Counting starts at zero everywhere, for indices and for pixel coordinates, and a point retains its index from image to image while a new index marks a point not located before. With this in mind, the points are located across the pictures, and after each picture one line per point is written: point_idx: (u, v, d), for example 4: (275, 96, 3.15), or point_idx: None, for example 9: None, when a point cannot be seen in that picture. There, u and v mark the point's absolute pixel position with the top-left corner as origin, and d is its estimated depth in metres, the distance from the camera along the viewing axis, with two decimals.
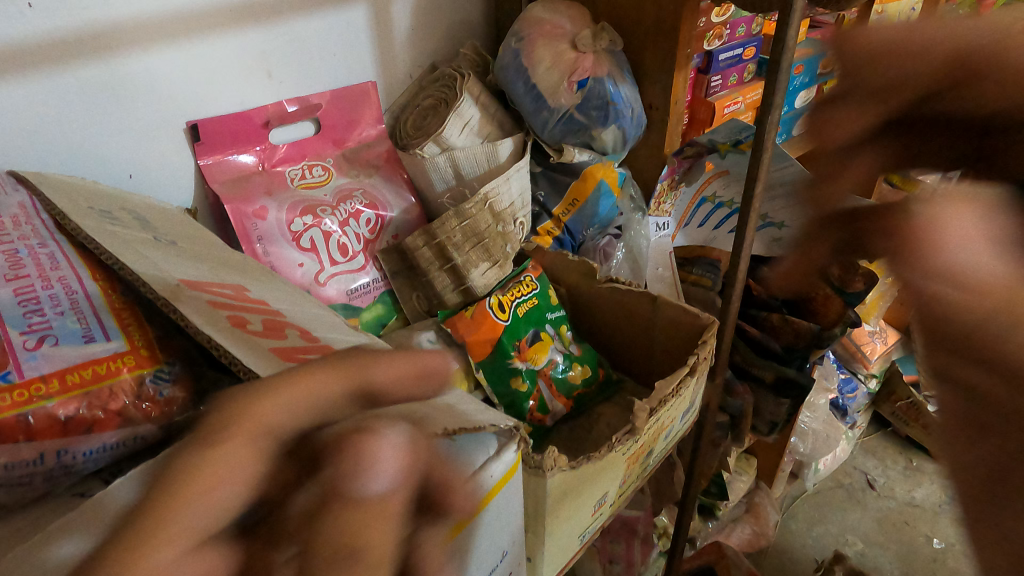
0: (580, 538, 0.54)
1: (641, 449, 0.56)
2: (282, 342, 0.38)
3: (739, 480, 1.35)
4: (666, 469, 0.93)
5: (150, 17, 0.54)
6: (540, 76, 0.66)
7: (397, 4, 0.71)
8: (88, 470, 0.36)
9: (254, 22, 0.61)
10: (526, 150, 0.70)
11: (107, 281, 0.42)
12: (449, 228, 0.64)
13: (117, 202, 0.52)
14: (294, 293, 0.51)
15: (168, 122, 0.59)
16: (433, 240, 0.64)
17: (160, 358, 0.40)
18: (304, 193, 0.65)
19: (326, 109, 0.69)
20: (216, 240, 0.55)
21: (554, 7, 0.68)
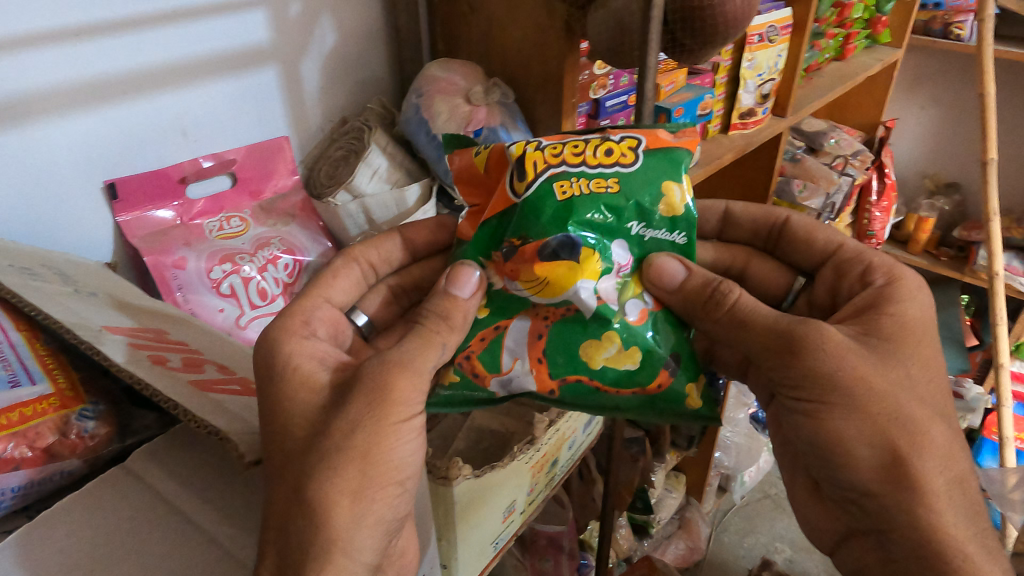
0: (494, 544, 0.61)
1: (545, 458, 0.63)
2: (200, 375, 0.43)
3: (668, 497, 1.47)
4: (590, 486, 1.00)
5: (60, 89, 0.58)
6: (439, 128, 0.73)
7: (305, 65, 0.76)
8: (13, 507, 0.40)
9: (168, 87, 0.65)
10: (433, 194, 0.75)
11: (30, 329, 0.45)
12: None
13: (37, 259, 0.55)
14: (212, 336, 0.55)
15: (86, 181, 0.62)
16: None
17: (83, 397, 0.44)
18: (223, 243, 0.70)
19: (242, 163, 0.73)
20: (135, 292, 0.58)
21: (450, 66, 0.75)
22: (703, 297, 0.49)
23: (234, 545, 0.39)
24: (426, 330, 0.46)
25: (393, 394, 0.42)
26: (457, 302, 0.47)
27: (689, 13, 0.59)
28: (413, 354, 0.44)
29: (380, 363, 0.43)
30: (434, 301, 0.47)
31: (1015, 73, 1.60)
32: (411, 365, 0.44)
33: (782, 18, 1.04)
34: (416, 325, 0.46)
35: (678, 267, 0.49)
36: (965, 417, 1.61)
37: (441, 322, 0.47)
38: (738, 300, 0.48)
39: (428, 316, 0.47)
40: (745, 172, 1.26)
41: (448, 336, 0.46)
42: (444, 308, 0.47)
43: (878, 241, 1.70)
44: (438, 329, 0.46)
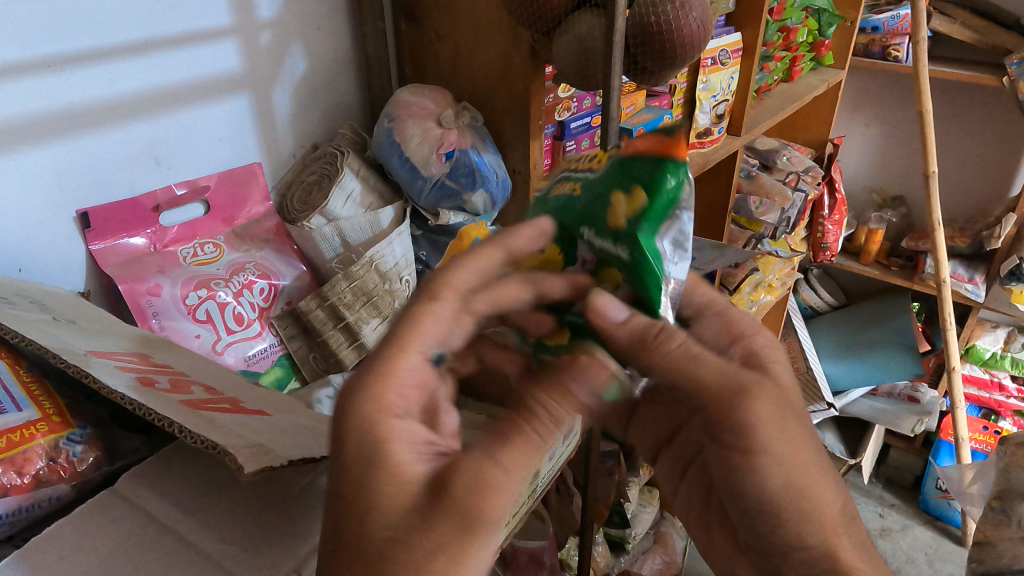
0: None
1: (527, 469, 0.65)
2: (189, 395, 0.46)
3: (642, 512, 1.48)
4: (567, 501, 1.01)
5: (32, 117, 0.58)
6: (412, 151, 0.74)
7: (277, 93, 0.77)
8: (5, 534, 0.43)
9: (140, 115, 0.66)
10: (406, 216, 0.77)
11: (14, 358, 0.48)
12: (300, 346, 0.74)
13: (13, 289, 0.55)
14: (195, 358, 0.56)
15: (58, 211, 0.62)
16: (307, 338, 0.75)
17: (71, 422, 0.47)
18: (199, 269, 0.70)
19: (215, 190, 0.73)
20: (112, 319, 0.58)
21: (420, 91, 0.77)
22: (643, 338, 0.43)
23: (228, 560, 0.40)
24: (519, 424, 0.42)
25: (484, 521, 0.38)
26: (560, 383, 0.44)
27: (649, 38, 0.62)
28: (512, 467, 0.40)
29: (479, 465, 0.39)
30: (549, 399, 0.42)
31: (949, 92, 1.70)
32: (509, 472, 0.40)
33: (732, 42, 1.09)
34: (518, 423, 0.42)
35: (618, 308, 0.43)
36: (922, 420, 1.70)
37: (548, 426, 0.42)
38: (683, 340, 0.45)
39: (540, 414, 0.42)
40: (704, 189, 1.30)
41: (549, 439, 0.42)
42: (557, 409, 0.42)
43: (832, 252, 1.77)
44: (543, 433, 0.42)
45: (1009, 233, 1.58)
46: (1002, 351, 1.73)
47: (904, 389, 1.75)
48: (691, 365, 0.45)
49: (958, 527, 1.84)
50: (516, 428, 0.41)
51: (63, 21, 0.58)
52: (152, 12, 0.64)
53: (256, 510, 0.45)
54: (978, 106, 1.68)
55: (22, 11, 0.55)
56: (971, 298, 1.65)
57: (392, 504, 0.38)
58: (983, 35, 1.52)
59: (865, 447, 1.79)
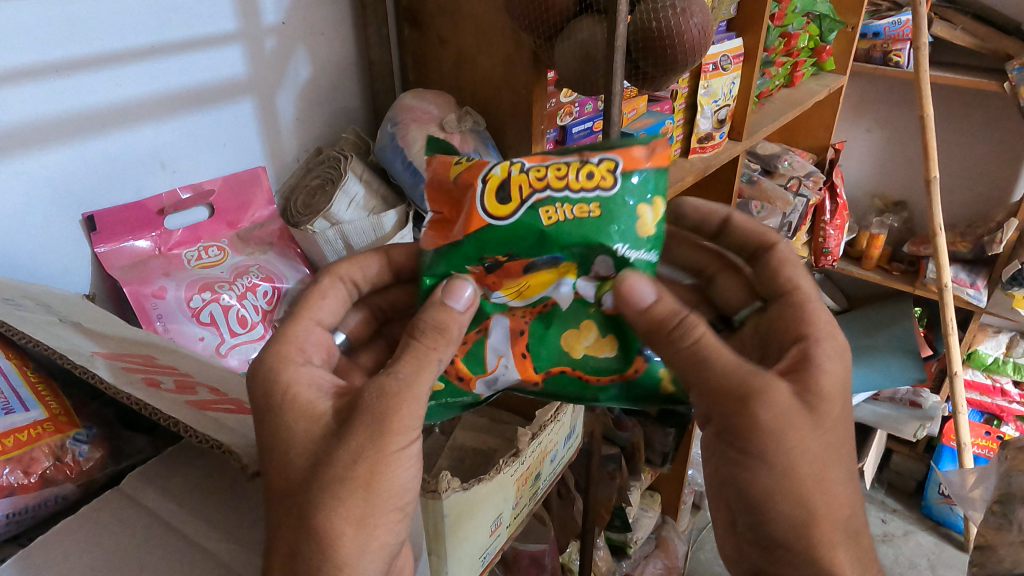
0: (481, 559, 0.62)
1: (529, 471, 0.65)
2: (194, 396, 0.46)
3: (644, 516, 1.47)
4: (567, 505, 1.01)
5: (37, 121, 0.59)
6: (415, 155, 0.75)
7: (281, 98, 0.78)
8: (11, 534, 0.44)
9: (144, 119, 0.66)
10: (409, 220, 0.78)
11: (20, 358, 0.49)
12: None
13: (18, 291, 0.55)
14: (199, 360, 0.57)
15: (64, 214, 0.63)
16: None
17: (77, 422, 0.48)
18: (202, 272, 0.70)
19: (218, 194, 0.74)
20: (117, 321, 0.59)
21: (423, 96, 0.78)
22: (662, 329, 0.47)
23: (233, 560, 0.41)
24: (423, 350, 0.44)
25: (395, 421, 0.41)
26: (454, 315, 0.45)
27: (650, 44, 0.62)
28: (409, 381, 0.42)
29: (377, 393, 0.41)
30: (430, 314, 0.45)
31: (951, 97, 1.71)
32: (407, 393, 0.42)
33: (733, 48, 1.09)
34: (413, 342, 0.44)
35: (647, 291, 0.47)
36: (924, 424, 1.70)
37: (439, 337, 0.45)
38: (700, 334, 0.46)
39: (424, 331, 0.45)
40: (706, 194, 1.30)
41: (445, 350, 0.45)
42: (442, 320, 0.45)
43: (834, 257, 1.76)
44: (436, 346, 0.44)
45: (1011, 239, 1.59)
46: (1004, 356, 1.73)
47: (906, 395, 1.76)
48: (701, 365, 0.46)
49: (960, 533, 1.83)
50: (410, 346, 0.44)
51: (69, 26, 0.59)
52: (157, 17, 0.65)
53: (259, 509, 0.45)
54: (981, 111, 1.68)
55: (32, 15, 0.56)
56: (972, 302, 1.65)
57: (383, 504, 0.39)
58: (983, 41, 1.53)
59: (868, 453, 1.78)
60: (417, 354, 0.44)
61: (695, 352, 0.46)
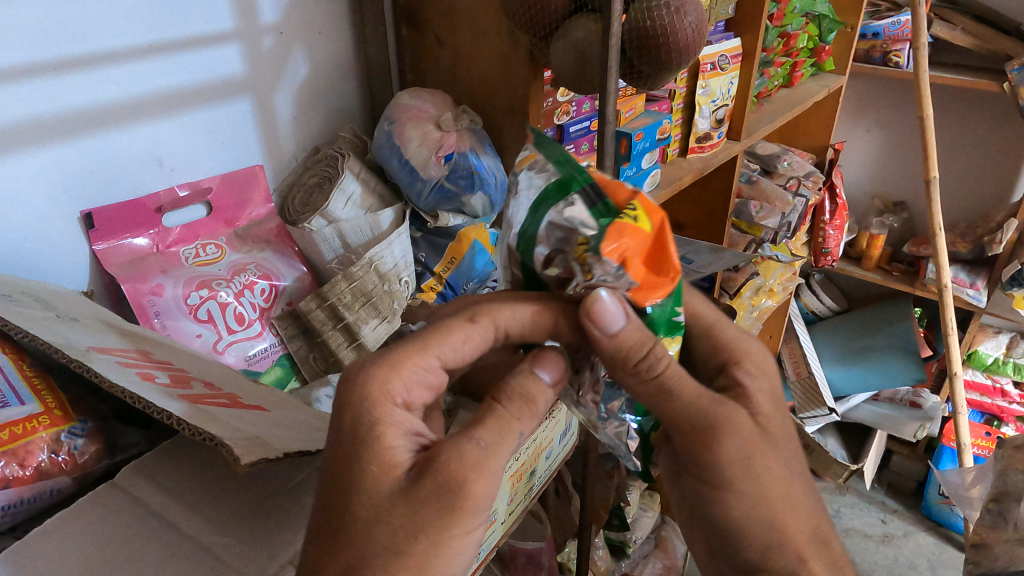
0: (476, 555, 0.63)
1: (523, 468, 0.65)
2: (188, 391, 0.47)
3: (644, 516, 1.46)
4: (565, 503, 1.01)
5: (36, 119, 0.59)
6: (411, 153, 0.75)
7: (278, 96, 0.78)
8: (6, 527, 0.44)
9: (143, 118, 0.67)
10: (405, 218, 0.77)
11: (17, 353, 0.49)
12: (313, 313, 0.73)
13: (16, 287, 0.56)
14: (194, 356, 0.57)
15: (63, 212, 0.63)
16: (325, 302, 0.72)
17: (73, 415, 0.48)
18: (200, 270, 0.71)
19: (217, 192, 0.74)
20: (115, 318, 0.59)
21: (420, 95, 0.78)
22: (627, 359, 0.44)
23: (226, 553, 0.41)
24: (507, 418, 0.44)
25: None
26: (540, 387, 0.46)
27: (645, 42, 0.63)
28: (489, 450, 0.42)
29: (456, 454, 0.41)
30: (520, 383, 0.45)
31: (951, 97, 1.71)
32: (486, 463, 0.41)
33: (731, 47, 1.09)
34: (499, 408, 0.44)
35: (617, 316, 0.43)
36: (925, 425, 1.69)
37: (524, 407, 0.45)
38: (667, 370, 0.44)
39: (512, 399, 0.45)
40: (705, 194, 1.31)
41: (527, 424, 0.44)
42: (530, 391, 0.45)
43: (834, 257, 1.76)
44: (521, 416, 0.44)
45: (1010, 239, 1.58)
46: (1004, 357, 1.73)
47: (906, 395, 1.76)
48: (666, 399, 0.45)
49: (961, 533, 1.83)
50: (496, 412, 0.44)
51: (68, 25, 0.59)
52: (156, 16, 0.65)
53: (252, 503, 0.46)
54: (980, 112, 1.68)
55: (32, 14, 0.57)
56: (972, 303, 1.64)
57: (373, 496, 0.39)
58: (982, 41, 1.53)
59: (867, 452, 1.78)
60: (496, 417, 0.43)
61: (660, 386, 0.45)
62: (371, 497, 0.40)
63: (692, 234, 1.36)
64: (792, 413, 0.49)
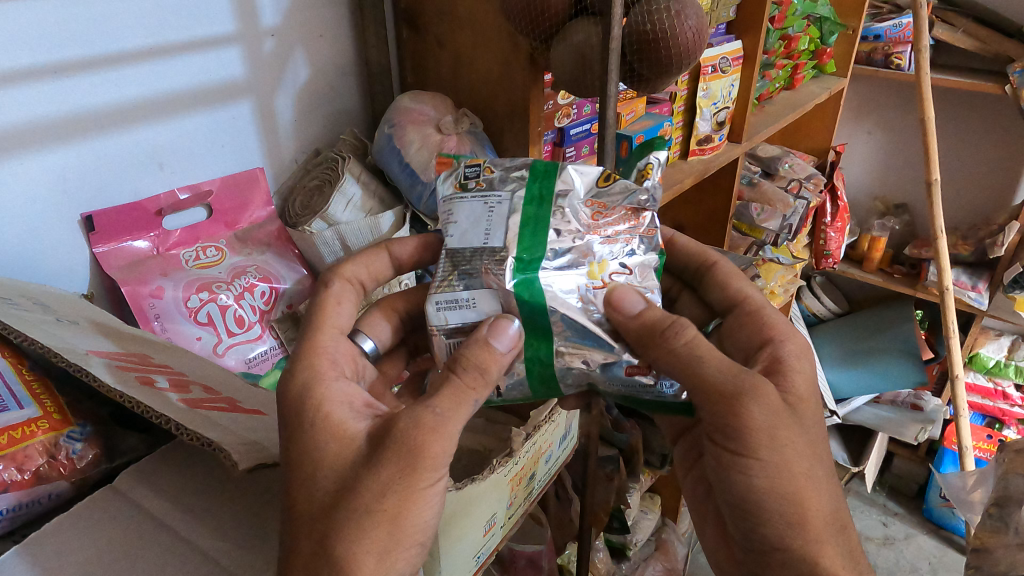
0: (475, 558, 0.63)
1: (523, 472, 0.65)
2: (187, 395, 0.47)
3: (645, 518, 1.46)
4: (565, 506, 1.01)
5: (36, 121, 0.59)
6: (411, 156, 0.75)
7: (279, 99, 0.78)
8: (5, 531, 0.44)
9: (143, 120, 0.67)
10: (405, 221, 0.77)
11: (16, 356, 0.50)
12: None
13: (15, 290, 0.56)
14: (193, 359, 0.57)
15: (62, 215, 0.63)
16: None
17: (71, 420, 0.48)
18: (200, 273, 0.71)
19: (217, 195, 0.74)
20: (114, 321, 0.59)
21: (420, 98, 0.78)
22: (655, 331, 0.46)
23: (225, 557, 0.41)
24: (462, 387, 0.44)
25: (418, 460, 0.40)
26: (494, 355, 0.45)
27: (644, 46, 0.63)
28: (446, 417, 0.42)
29: (413, 420, 0.41)
30: (472, 353, 0.44)
31: (952, 100, 1.70)
32: (442, 429, 0.42)
33: (732, 50, 1.09)
34: (452, 378, 0.44)
35: (636, 300, 0.48)
36: (926, 428, 1.69)
37: (478, 377, 0.44)
38: (691, 337, 0.46)
39: (465, 368, 0.44)
40: (706, 196, 1.30)
41: (480, 391, 0.45)
42: (482, 361, 0.44)
43: (835, 259, 1.75)
44: (475, 386, 0.44)
45: (1012, 242, 1.58)
46: (1006, 359, 1.72)
47: (908, 398, 1.75)
48: (695, 362, 0.46)
49: (962, 536, 1.82)
50: (450, 382, 0.44)
51: (68, 28, 0.59)
52: (157, 20, 0.65)
53: (250, 508, 0.46)
54: (982, 114, 1.68)
55: (33, 17, 0.57)
56: (973, 305, 1.64)
57: (377, 494, 0.40)
58: (984, 43, 1.52)
59: (869, 455, 1.78)
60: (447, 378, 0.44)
61: (691, 351, 0.46)
62: (376, 501, 0.40)
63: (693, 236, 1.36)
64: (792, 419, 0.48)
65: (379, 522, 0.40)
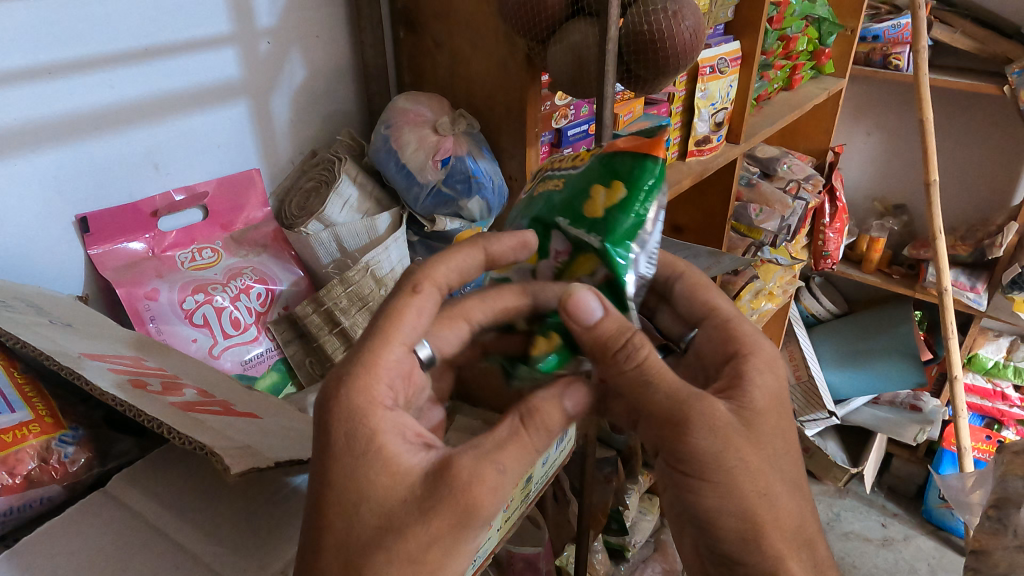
0: (473, 561, 0.62)
1: (520, 474, 0.65)
2: (180, 398, 0.46)
3: (643, 519, 1.46)
4: (563, 507, 1.01)
5: (31, 123, 0.59)
6: (408, 157, 0.75)
7: (275, 100, 0.78)
8: None
9: (139, 121, 0.66)
10: (402, 222, 0.77)
11: (9, 359, 0.49)
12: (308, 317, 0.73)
13: (8, 292, 0.56)
14: (187, 361, 0.57)
15: (56, 216, 0.63)
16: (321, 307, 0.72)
17: (64, 423, 0.48)
18: (196, 274, 0.70)
19: (213, 196, 0.74)
20: (109, 323, 0.59)
21: (417, 99, 0.78)
22: (606, 348, 0.45)
23: (217, 562, 0.41)
24: (527, 441, 0.42)
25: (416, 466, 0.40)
26: (548, 401, 0.44)
27: (642, 46, 0.62)
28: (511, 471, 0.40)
29: (477, 466, 0.39)
30: (543, 407, 0.43)
31: (950, 100, 1.70)
32: (508, 483, 0.40)
33: (731, 51, 1.09)
34: (521, 433, 0.42)
35: (594, 306, 0.44)
36: (925, 429, 1.68)
37: (536, 424, 0.43)
38: (643, 359, 0.44)
39: (536, 425, 0.42)
40: (704, 198, 1.30)
41: (548, 420, 0.43)
42: (544, 410, 0.43)
43: (833, 260, 1.75)
44: (539, 438, 0.42)
45: (1011, 243, 1.58)
46: (1005, 360, 1.72)
47: (907, 399, 1.75)
48: (644, 390, 0.45)
49: (961, 537, 1.82)
50: (516, 434, 0.42)
51: (63, 29, 0.59)
52: (152, 21, 0.65)
53: (245, 513, 0.45)
54: (981, 115, 1.68)
55: (26, 18, 0.56)
56: (972, 306, 1.63)
57: (422, 544, 0.38)
58: (983, 44, 1.52)
59: (868, 455, 1.78)
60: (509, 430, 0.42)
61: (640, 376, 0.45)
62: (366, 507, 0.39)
63: (692, 237, 1.36)
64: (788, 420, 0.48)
65: (420, 569, 0.38)
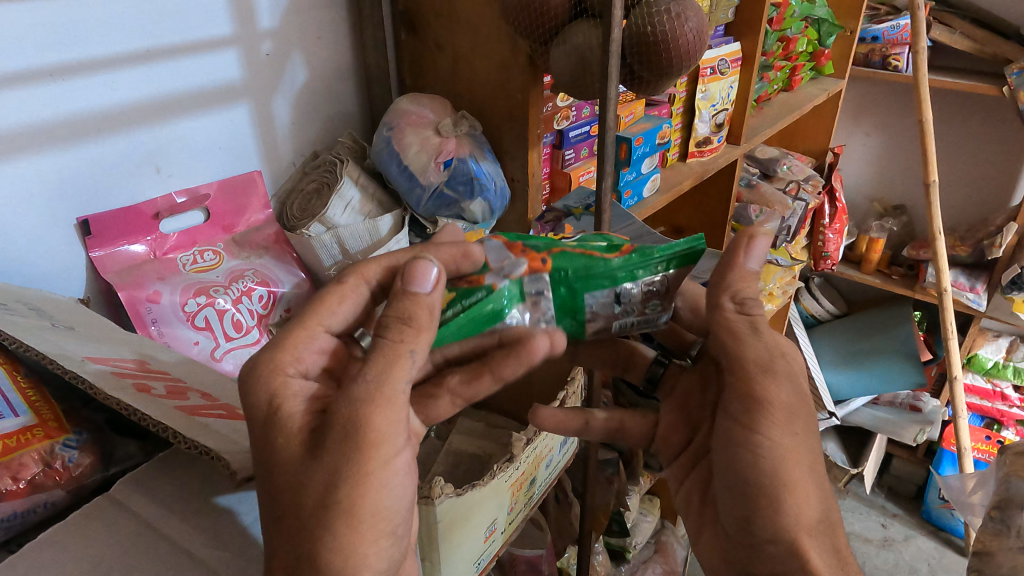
0: (476, 564, 0.62)
1: (524, 476, 0.65)
2: (184, 402, 0.46)
3: (644, 520, 1.46)
4: (565, 508, 1.00)
5: (34, 124, 0.59)
6: (410, 159, 0.75)
7: (277, 102, 0.78)
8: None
9: (141, 123, 0.66)
10: (404, 224, 0.77)
11: (12, 363, 0.49)
12: None
13: (9, 294, 0.55)
14: (190, 364, 0.56)
15: (57, 218, 0.63)
16: None
17: (68, 428, 0.48)
18: (198, 276, 0.70)
19: (214, 198, 0.74)
20: (111, 325, 0.58)
21: (419, 101, 0.78)
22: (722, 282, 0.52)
23: (221, 567, 0.41)
24: (392, 346, 0.42)
25: None
26: (420, 300, 0.44)
27: (646, 48, 0.62)
28: (379, 380, 0.41)
29: (348, 400, 0.40)
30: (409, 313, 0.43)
31: (950, 101, 1.70)
32: (379, 395, 0.41)
33: (732, 52, 1.09)
34: (379, 341, 0.43)
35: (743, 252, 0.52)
36: (925, 429, 1.68)
37: (405, 328, 0.43)
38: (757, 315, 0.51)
39: (388, 326, 0.43)
40: (704, 199, 1.30)
41: (416, 340, 0.43)
42: (406, 311, 0.43)
43: (833, 261, 1.75)
44: (404, 338, 0.43)
45: (1011, 243, 1.58)
46: (1004, 360, 1.72)
47: (907, 399, 1.76)
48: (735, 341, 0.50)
49: (961, 538, 1.82)
50: (377, 346, 0.42)
51: (66, 29, 0.59)
52: (155, 22, 0.65)
53: (248, 519, 0.45)
54: (981, 115, 1.68)
55: (28, 18, 0.56)
56: (972, 306, 1.63)
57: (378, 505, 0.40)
58: (982, 44, 1.52)
59: (868, 456, 1.78)
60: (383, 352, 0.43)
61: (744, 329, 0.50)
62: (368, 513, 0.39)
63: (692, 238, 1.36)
64: (788, 421, 0.49)
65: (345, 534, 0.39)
